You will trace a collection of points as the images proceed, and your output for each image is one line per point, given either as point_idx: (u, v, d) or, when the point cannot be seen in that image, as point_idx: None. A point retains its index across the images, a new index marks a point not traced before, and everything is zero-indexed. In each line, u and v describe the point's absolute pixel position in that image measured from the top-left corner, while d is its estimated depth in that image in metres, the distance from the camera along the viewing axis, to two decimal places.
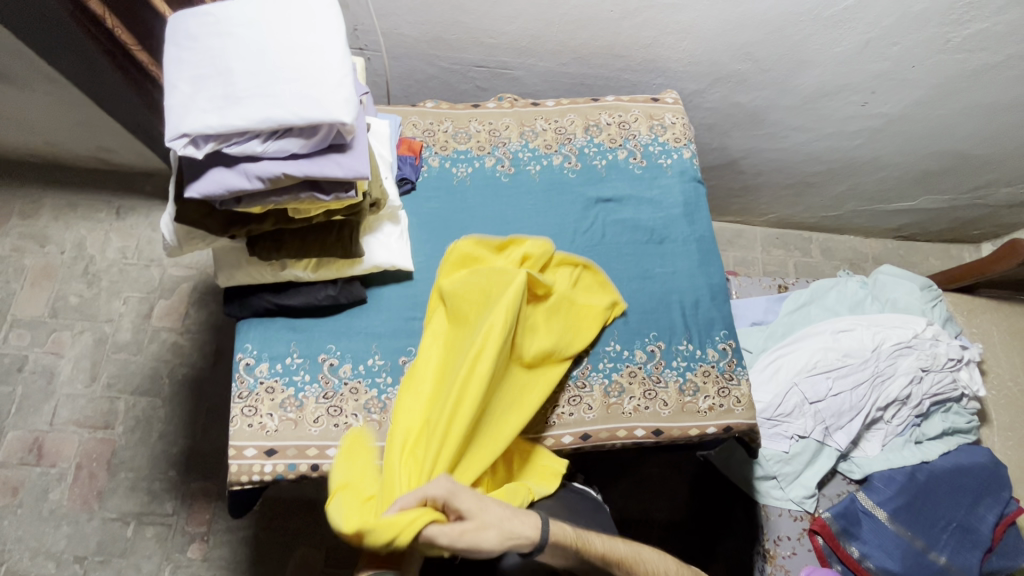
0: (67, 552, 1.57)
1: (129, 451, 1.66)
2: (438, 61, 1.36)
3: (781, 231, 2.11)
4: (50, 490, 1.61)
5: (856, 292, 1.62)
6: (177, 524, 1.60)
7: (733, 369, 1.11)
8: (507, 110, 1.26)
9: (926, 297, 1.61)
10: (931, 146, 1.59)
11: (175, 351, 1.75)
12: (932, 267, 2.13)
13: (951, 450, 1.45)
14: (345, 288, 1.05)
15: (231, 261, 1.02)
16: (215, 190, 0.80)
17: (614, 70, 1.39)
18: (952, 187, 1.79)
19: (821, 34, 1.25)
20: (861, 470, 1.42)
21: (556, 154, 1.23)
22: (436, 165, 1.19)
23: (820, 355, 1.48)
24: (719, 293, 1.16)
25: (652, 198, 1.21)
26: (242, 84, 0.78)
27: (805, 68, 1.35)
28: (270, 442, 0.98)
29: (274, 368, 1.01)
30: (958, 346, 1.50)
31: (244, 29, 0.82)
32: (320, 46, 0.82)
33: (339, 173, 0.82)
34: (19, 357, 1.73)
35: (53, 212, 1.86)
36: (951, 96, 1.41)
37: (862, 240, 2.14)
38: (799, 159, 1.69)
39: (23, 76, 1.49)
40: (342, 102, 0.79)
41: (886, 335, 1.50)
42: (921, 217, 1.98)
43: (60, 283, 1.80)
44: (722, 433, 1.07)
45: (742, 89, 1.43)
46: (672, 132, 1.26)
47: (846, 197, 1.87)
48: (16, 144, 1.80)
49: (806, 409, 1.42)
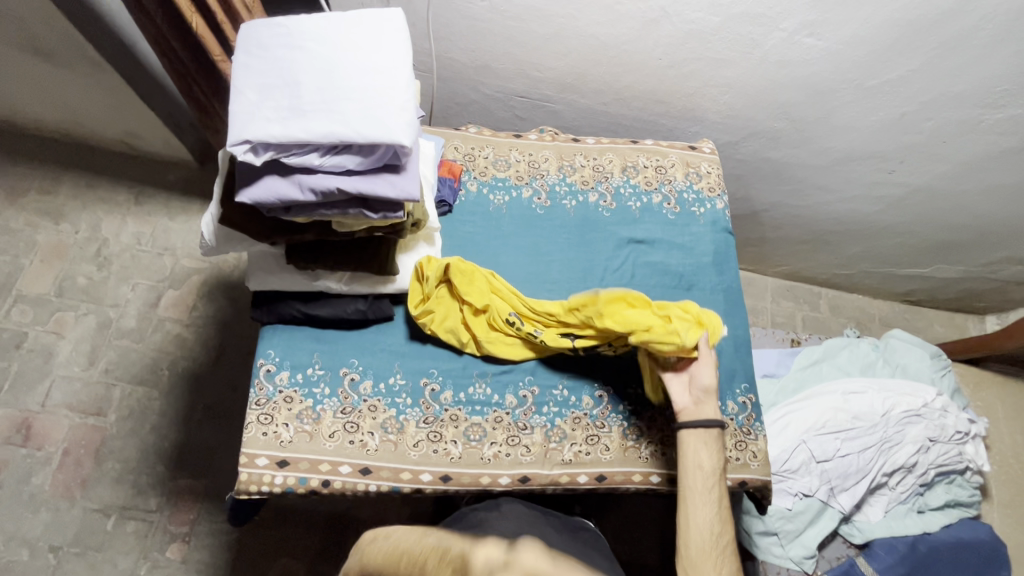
0: (42, 541, 1.52)
1: (120, 441, 1.62)
2: (481, 87, 1.38)
3: (792, 284, 2.13)
4: (33, 473, 1.57)
5: (868, 354, 1.63)
6: (159, 522, 1.56)
7: (751, 424, 1.11)
8: (548, 142, 1.28)
9: (935, 365, 1.62)
10: (950, 219, 1.63)
11: (179, 344, 1.72)
12: (935, 335, 2.15)
13: (952, 522, 1.45)
14: (375, 304, 1.04)
15: (265, 266, 1.02)
16: (268, 197, 0.81)
17: (653, 114, 1.42)
18: (965, 259, 1.82)
19: (858, 103, 1.29)
20: (863, 535, 1.41)
21: (592, 190, 1.24)
22: (473, 189, 1.20)
23: (830, 415, 1.47)
24: (743, 344, 1.17)
25: (683, 245, 1.22)
26: (308, 99, 0.79)
27: (838, 132, 1.38)
28: (283, 453, 0.96)
29: (294, 377, 1.00)
30: (966, 419, 1.51)
31: (315, 44, 0.83)
32: (386, 68, 0.84)
33: (391, 193, 0.83)
34: (19, 333, 1.70)
35: (72, 191, 1.85)
36: (978, 175, 1.44)
37: (870, 300, 2.16)
38: (821, 217, 1.71)
39: (66, 56, 1.49)
40: (404, 126, 0.80)
41: (896, 400, 1.50)
42: (930, 285, 2.01)
43: (70, 263, 1.78)
44: (735, 488, 1.07)
45: (773, 145, 1.46)
46: (707, 180, 1.28)
47: (862, 257, 1.90)
48: (45, 119, 1.80)
49: (813, 467, 1.41)
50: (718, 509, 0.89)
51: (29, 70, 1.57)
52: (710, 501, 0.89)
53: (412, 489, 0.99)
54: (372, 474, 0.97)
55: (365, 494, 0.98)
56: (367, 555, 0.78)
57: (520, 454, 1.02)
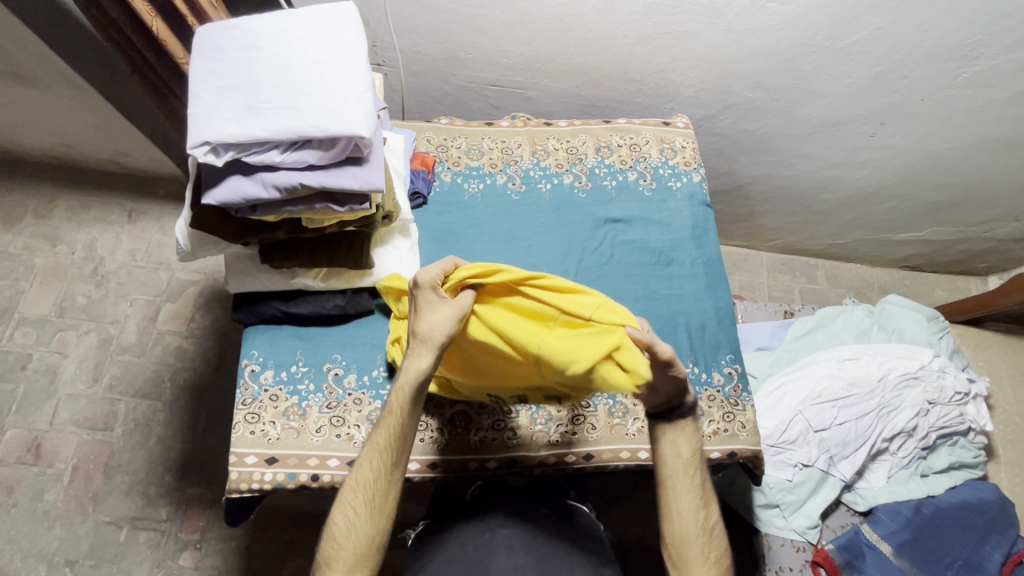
0: (58, 555, 1.55)
1: (127, 454, 1.65)
2: (452, 79, 1.38)
3: (787, 257, 2.11)
4: (45, 490, 1.60)
5: (863, 321, 1.62)
6: (170, 530, 1.58)
7: (738, 395, 1.11)
8: (520, 128, 1.28)
9: (933, 328, 1.60)
10: (939, 179, 1.61)
11: (179, 355, 1.75)
12: (937, 299, 2.12)
13: (958, 484, 1.43)
14: (354, 299, 1.06)
15: (243, 268, 1.03)
16: (232, 197, 0.82)
17: (626, 93, 1.41)
18: (959, 219, 1.79)
19: (831, 66, 1.27)
20: (866, 501, 1.40)
21: (567, 173, 1.24)
22: (447, 180, 1.21)
23: (825, 383, 1.46)
24: (726, 316, 1.17)
25: (661, 220, 1.22)
26: (265, 97, 0.81)
27: (815, 98, 1.37)
28: (271, 450, 0.97)
29: (279, 375, 1.02)
30: (965, 379, 1.49)
31: (270, 43, 0.84)
32: (341, 61, 0.84)
33: (354, 184, 0.84)
34: (23, 355, 1.73)
35: (66, 213, 1.88)
36: (962, 130, 1.41)
37: (868, 269, 2.13)
38: (808, 186, 1.70)
39: (46, 80, 1.51)
40: (361, 117, 0.81)
41: (893, 364, 1.48)
42: (928, 248, 1.98)
43: (68, 283, 1.81)
44: (726, 459, 1.06)
45: (752, 115, 1.44)
46: (682, 155, 1.28)
47: (854, 225, 1.87)
48: (34, 144, 1.83)
49: (810, 437, 1.40)
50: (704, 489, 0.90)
51: (13, 96, 1.60)
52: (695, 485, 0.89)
53: None
54: None
55: None
56: (335, 542, 0.83)
57: (506, 438, 1.03)
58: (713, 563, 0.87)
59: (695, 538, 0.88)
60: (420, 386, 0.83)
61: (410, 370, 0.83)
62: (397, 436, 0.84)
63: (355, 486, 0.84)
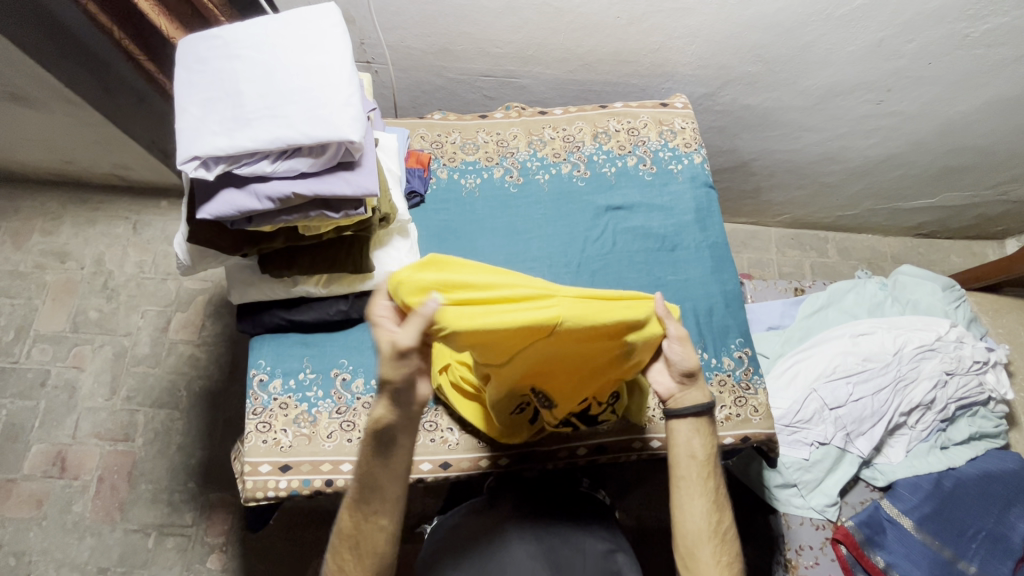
0: (91, 563, 1.59)
1: (149, 463, 1.68)
2: (444, 71, 1.36)
3: (796, 231, 2.06)
4: (73, 502, 1.64)
5: (876, 294, 1.58)
6: (197, 535, 1.62)
7: (750, 378, 1.10)
8: (514, 119, 1.26)
9: (949, 297, 1.57)
10: (950, 143, 1.56)
11: (192, 364, 1.77)
12: (953, 266, 2.07)
13: (979, 455, 1.41)
14: (357, 303, 1.06)
15: (245, 279, 1.03)
16: (226, 210, 0.81)
17: (622, 75, 1.38)
18: (972, 183, 1.74)
19: (833, 34, 1.23)
20: (885, 477, 1.39)
21: (564, 162, 1.22)
22: (444, 176, 1.20)
23: (839, 359, 1.44)
24: (734, 299, 1.15)
25: (663, 205, 1.20)
26: (251, 106, 0.80)
27: (817, 68, 1.32)
28: (284, 458, 0.98)
29: (287, 384, 1.02)
30: (983, 348, 1.46)
31: (253, 51, 0.83)
32: (327, 65, 0.83)
33: (348, 190, 0.83)
34: (42, 372, 1.76)
35: (73, 229, 1.90)
36: (972, 92, 1.37)
37: (880, 239, 2.08)
38: (813, 159, 1.66)
39: (42, 99, 1.52)
40: (349, 120, 0.80)
41: (908, 337, 1.46)
42: (941, 214, 1.93)
43: (80, 299, 1.83)
44: (739, 444, 1.06)
45: (752, 90, 1.41)
46: (682, 137, 1.25)
47: (864, 195, 1.83)
48: (35, 163, 1.84)
49: (826, 415, 1.38)
50: (717, 495, 0.89)
51: (10, 117, 1.61)
52: (710, 488, 0.88)
53: (415, 479, 1.01)
54: None
55: None
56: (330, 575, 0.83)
57: None
58: (726, 564, 0.87)
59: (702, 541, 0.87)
60: (386, 437, 0.74)
61: (376, 423, 0.73)
62: (372, 494, 0.76)
63: (339, 539, 0.81)
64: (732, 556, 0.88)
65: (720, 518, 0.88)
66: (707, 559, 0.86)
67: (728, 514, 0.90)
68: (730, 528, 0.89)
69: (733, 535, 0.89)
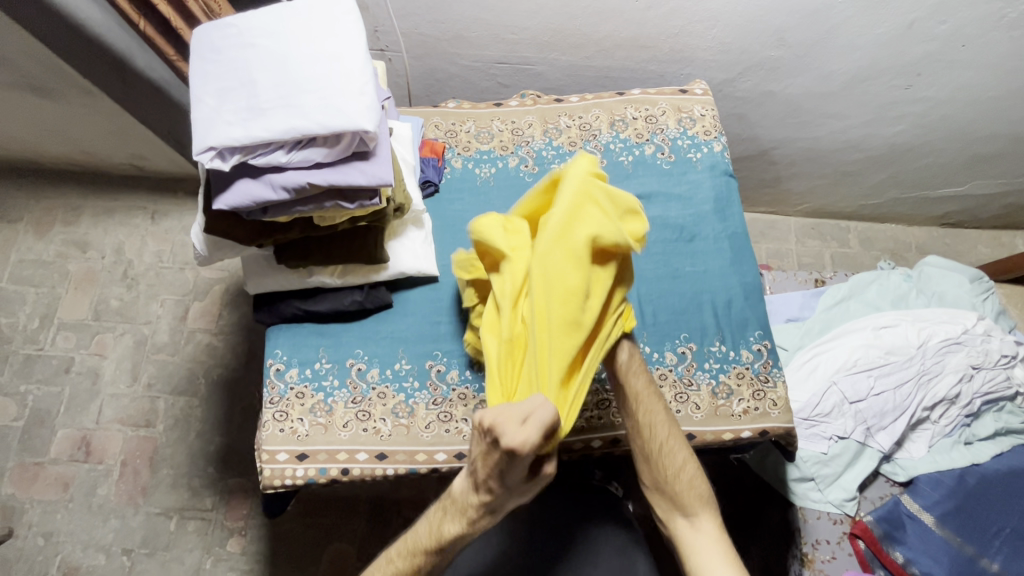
0: (115, 545, 1.63)
1: (170, 448, 1.71)
2: (458, 59, 1.34)
3: (816, 221, 2.01)
4: (98, 485, 1.68)
5: (900, 286, 1.54)
6: (216, 519, 1.65)
7: (769, 371, 1.08)
8: (530, 107, 1.24)
9: (976, 289, 1.52)
10: (981, 130, 1.50)
11: (210, 352, 1.79)
12: (981, 256, 2.00)
13: (1005, 451, 1.37)
14: (371, 293, 1.05)
15: (260, 269, 1.04)
16: (241, 201, 0.81)
17: (640, 61, 1.35)
18: (1004, 171, 1.68)
19: (861, 16, 1.19)
20: (906, 472, 1.35)
21: (580, 151, 1.20)
22: (458, 166, 1.19)
23: (860, 352, 1.41)
24: (754, 291, 1.12)
25: (681, 194, 1.18)
26: (265, 96, 0.79)
27: (843, 52, 1.28)
28: (302, 446, 0.99)
29: (304, 373, 1.03)
30: (1011, 342, 1.42)
31: (266, 40, 0.82)
32: (340, 53, 0.82)
33: (363, 180, 0.82)
34: (66, 358, 1.80)
35: (93, 219, 1.93)
36: (1006, 75, 1.32)
37: (904, 229, 2.02)
38: (837, 147, 1.61)
39: (60, 89, 1.53)
40: (364, 109, 0.79)
41: (933, 331, 1.42)
42: (969, 203, 1.87)
43: (101, 287, 1.87)
44: (757, 438, 1.04)
45: (774, 76, 1.37)
46: (701, 124, 1.22)
47: (888, 184, 1.77)
48: (55, 153, 1.86)
49: (846, 409, 1.36)
50: (649, 408, 0.91)
51: (31, 108, 1.63)
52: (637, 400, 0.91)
53: (429, 470, 1.00)
54: (388, 459, 0.99)
55: (385, 477, 1.01)
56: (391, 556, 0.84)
57: None
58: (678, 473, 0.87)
59: (664, 462, 0.88)
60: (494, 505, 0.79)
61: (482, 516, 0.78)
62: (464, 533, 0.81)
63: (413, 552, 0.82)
64: (680, 463, 0.88)
65: (658, 431, 0.89)
66: (655, 467, 0.88)
67: (662, 425, 0.90)
68: (671, 437, 0.89)
69: (676, 441, 0.89)
